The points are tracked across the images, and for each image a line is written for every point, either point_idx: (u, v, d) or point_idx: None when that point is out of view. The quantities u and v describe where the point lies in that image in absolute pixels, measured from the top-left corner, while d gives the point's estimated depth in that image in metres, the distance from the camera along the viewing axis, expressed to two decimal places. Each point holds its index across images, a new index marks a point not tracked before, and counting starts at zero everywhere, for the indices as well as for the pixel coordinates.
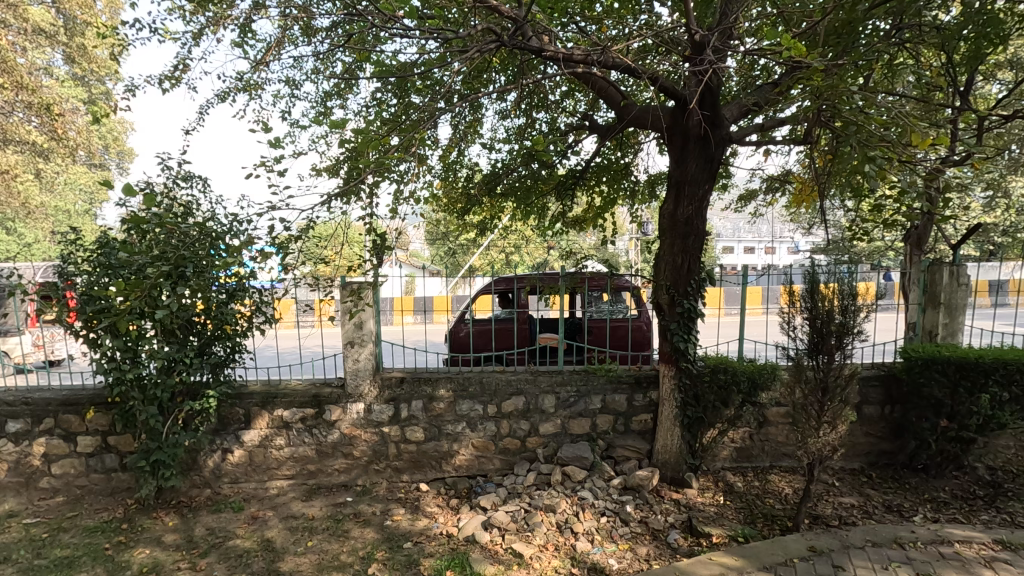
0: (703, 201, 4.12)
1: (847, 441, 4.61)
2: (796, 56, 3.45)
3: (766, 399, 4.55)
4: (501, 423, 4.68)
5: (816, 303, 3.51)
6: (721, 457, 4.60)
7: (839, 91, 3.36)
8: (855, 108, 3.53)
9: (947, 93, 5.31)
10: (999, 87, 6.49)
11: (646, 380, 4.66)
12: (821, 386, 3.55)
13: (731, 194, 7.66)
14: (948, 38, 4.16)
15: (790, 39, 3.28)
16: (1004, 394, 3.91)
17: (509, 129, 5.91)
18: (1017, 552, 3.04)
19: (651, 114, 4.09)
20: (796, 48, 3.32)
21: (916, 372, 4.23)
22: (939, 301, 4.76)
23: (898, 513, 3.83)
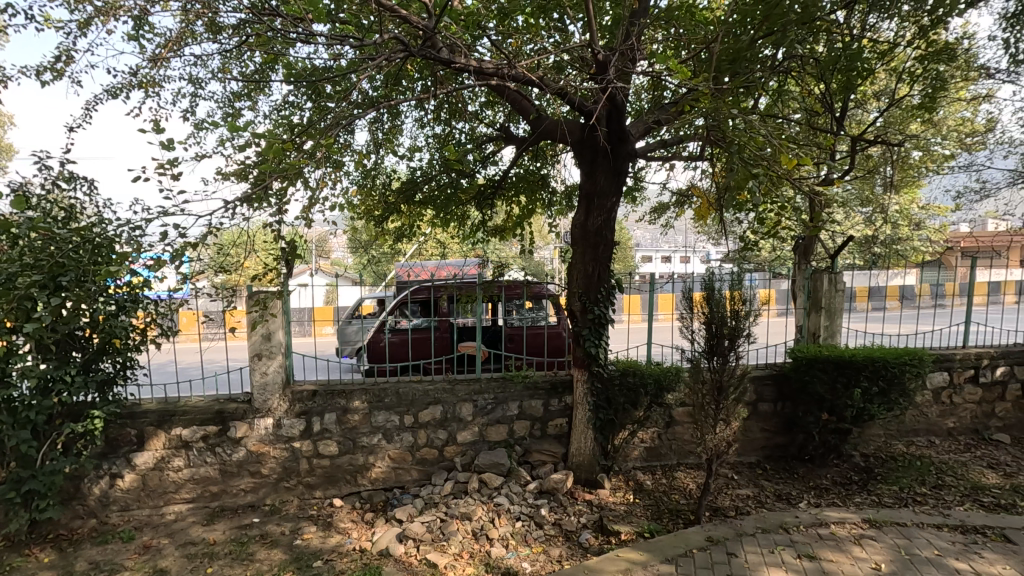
0: (612, 212, 4.33)
1: (745, 437, 4.97)
2: (688, 79, 3.72)
3: (672, 400, 4.81)
4: (419, 433, 4.63)
5: (712, 308, 3.77)
6: (633, 457, 4.81)
7: (724, 114, 3.64)
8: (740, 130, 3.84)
9: (827, 119, 5.89)
10: (872, 115, 7.28)
11: (562, 385, 4.78)
12: (717, 386, 3.81)
13: (645, 206, 8.05)
14: (823, 70, 4.64)
15: (678, 63, 3.54)
16: (873, 388, 4.37)
17: (428, 137, 5.90)
18: (882, 529, 3.40)
19: (561, 128, 4.26)
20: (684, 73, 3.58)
21: (802, 370, 4.64)
22: (821, 306, 5.26)
23: (786, 501, 4.17)
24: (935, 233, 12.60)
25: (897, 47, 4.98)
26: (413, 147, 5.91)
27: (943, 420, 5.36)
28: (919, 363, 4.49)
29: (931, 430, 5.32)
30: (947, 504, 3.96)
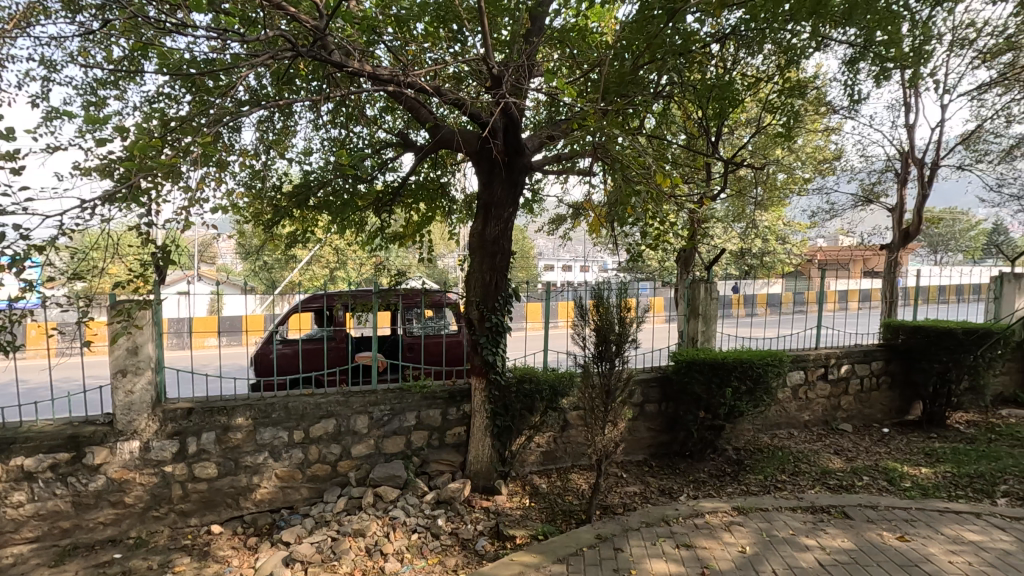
0: (508, 222, 4.43)
1: (633, 437, 5.26)
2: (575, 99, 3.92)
3: (567, 404, 4.97)
4: (309, 449, 4.40)
5: (600, 316, 3.98)
6: (529, 462, 4.92)
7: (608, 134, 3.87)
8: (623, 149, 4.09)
9: (705, 141, 6.43)
10: (744, 139, 8.06)
11: (460, 394, 4.77)
12: (605, 389, 4.01)
13: (544, 217, 8.28)
14: (699, 97, 5.08)
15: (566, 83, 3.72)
16: (742, 387, 4.82)
17: (323, 139, 5.67)
18: (748, 515, 3.76)
19: (458, 138, 4.29)
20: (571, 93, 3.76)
21: (683, 372, 5.00)
22: (698, 312, 5.71)
23: (669, 495, 4.47)
24: (796, 247, 14.24)
25: (762, 81, 5.57)
26: (307, 150, 5.65)
27: (799, 413, 6.05)
28: (779, 363, 5.03)
29: (790, 422, 5.97)
30: (801, 488, 4.46)
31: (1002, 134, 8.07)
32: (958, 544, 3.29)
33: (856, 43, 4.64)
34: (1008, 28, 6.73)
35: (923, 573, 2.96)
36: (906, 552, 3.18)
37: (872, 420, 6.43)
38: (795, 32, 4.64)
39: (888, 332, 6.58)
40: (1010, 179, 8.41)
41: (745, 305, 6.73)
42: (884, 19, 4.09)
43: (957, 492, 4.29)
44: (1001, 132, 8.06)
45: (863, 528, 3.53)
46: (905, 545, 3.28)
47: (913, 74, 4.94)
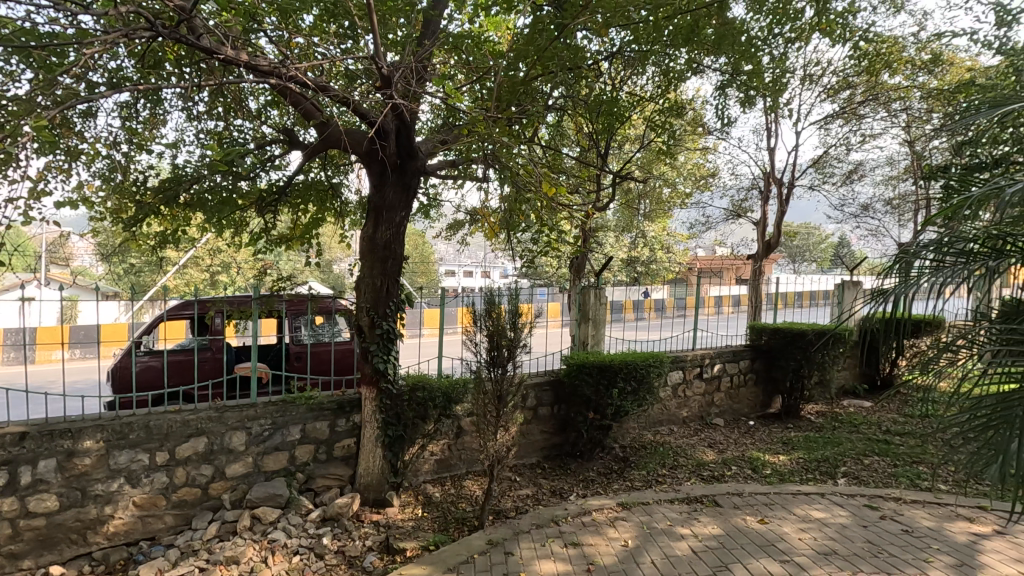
0: (401, 226, 4.33)
1: (527, 440, 5.35)
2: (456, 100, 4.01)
3: (461, 411, 4.93)
4: (175, 472, 3.98)
5: (492, 322, 4.01)
6: (423, 471, 4.82)
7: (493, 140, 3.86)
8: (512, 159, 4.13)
9: (596, 154, 6.73)
10: (632, 154, 8.56)
11: (349, 404, 4.56)
12: (497, 395, 4.05)
13: (442, 223, 8.20)
14: (590, 111, 5.31)
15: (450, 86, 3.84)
16: (627, 387, 5.09)
17: (198, 132, 5.20)
18: (630, 510, 3.96)
19: (348, 138, 4.13)
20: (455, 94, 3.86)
21: (573, 375, 5.17)
22: (588, 317, 5.93)
23: (559, 495, 4.60)
24: (679, 256, 15.35)
25: (646, 100, 5.94)
26: (178, 142, 5.14)
27: (679, 410, 6.50)
28: (660, 364, 5.37)
29: (670, 420, 6.40)
30: (679, 481, 4.78)
31: (843, 160, 9.28)
32: (806, 522, 3.69)
33: (725, 71, 5.10)
34: (847, 68, 7.77)
35: (778, 551, 3.28)
36: (764, 534, 3.51)
37: (740, 414, 7.07)
38: (673, 57, 5.00)
39: (754, 334, 7.27)
40: (850, 200, 9.70)
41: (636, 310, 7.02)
42: (748, 51, 4.54)
43: (807, 475, 4.84)
44: (843, 159, 9.27)
45: (730, 514, 3.86)
46: (763, 527, 3.62)
47: (772, 103, 5.52)
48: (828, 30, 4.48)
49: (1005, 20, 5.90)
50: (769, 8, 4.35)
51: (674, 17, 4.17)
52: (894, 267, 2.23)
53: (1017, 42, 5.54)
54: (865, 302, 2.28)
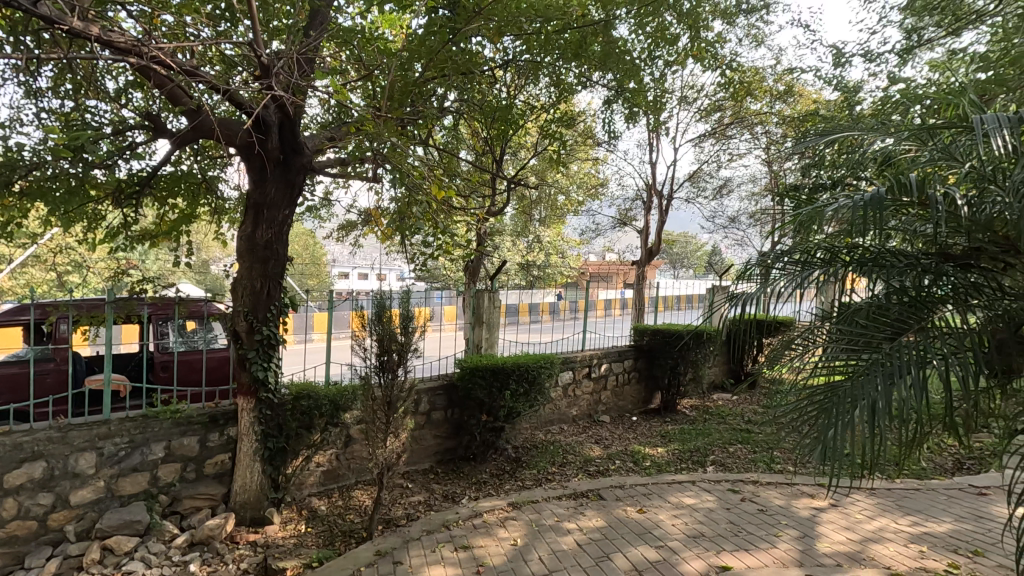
0: (284, 225, 4.08)
1: (420, 445, 5.27)
2: (343, 99, 3.88)
3: (350, 419, 4.74)
4: (3, 503, 3.42)
5: (381, 326, 3.91)
6: (308, 484, 4.56)
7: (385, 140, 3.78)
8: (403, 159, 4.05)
9: (491, 159, 6.82)
10: (526, 161, 8.79)
11: (224, 417, 4.20)
12: (387, 401, 3.95)
13: (333, 222, 7.86)
14: (486, 116, 5.38)
15: (336, 83, 3.71)
16: (518, 389, 5.21)
17: (39, 111, 4.54)
18: (520, 509, 4.05)
19: (224, 128, 3.81)
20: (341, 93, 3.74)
21: (467, 378, 5.18)
22: (482, 320, 5.98)
23: (452, 499, 4.58)
24: (572, 261, 15.99)
25: (539, 109, 6.13)
26: (13, 121, 4.44)
27: (568, 409, 6.76)
28: (551, 365, 5.56)
29: (560, 419, 6.64)
30: (567, 478, 4.97)
31: (714, 176, 10.21)
32: (679, 508, 4.00)
33: (611, 87, 5.40)
34: (717, 93, 8.57)
35: (654, 537, 3.52)
36: (642, 523, 3.75)
37: (624, 411, 7.50)
38: (564, 70, 5.21)
39: (637, 335, 7.75)
40: (720, 213, 10.69)
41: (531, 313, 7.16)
42: (631, 70, 4.85)
43: (681, 465, 5.25)
44: (714, 175, 10.20)
45: (612, 506, 4.07)
46: (642, 516, 3.87)
47: (654, 120, 5.95)
48: (700, 57, 4.92)
49: (840, 61, 6.82)
50: (650, 32, 4.68)
51: (564, 31, 4.35)
52: (755, 272, 2.48)
53: (849, 81, 6.45)
54: (727, 307, 2.50)
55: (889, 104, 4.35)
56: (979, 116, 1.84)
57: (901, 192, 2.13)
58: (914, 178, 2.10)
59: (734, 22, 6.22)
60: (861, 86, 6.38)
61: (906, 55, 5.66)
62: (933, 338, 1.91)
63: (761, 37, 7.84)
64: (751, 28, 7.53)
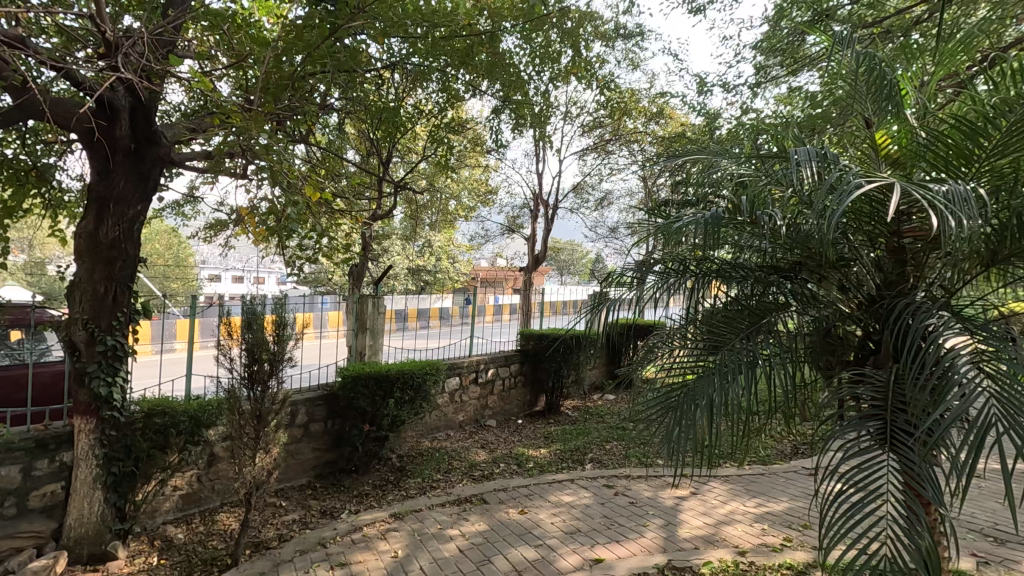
0: (134, 223, 3.65)
1: (296, 460, 4.96)
2: (207, 88, 3.55)
3: (214, 436, 4.34)
4: None
5: (253, 333, 3.67)
6: (163, 511, 4.10)
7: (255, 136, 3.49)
8: (276, 157, 3.78)
9: (378, 161, 6.65)
10: (414, 164, 8.69)
11: (56, 441, 3.66)
12: (256, 415, 3.67)
13: (199, 221, 7.19)
14: (372, 117, 5.24)
15: (196, 70, 3.37)
16: (402, 396, 5.11)
17: None
18: (402, 519, 3.96)
19: (59, 109, 3.33)
20: (203, 82, 3.41)
21: (348, 387, 4.98)
22: (366, 327, 5.87)
23: (330, 515, 4.37)
24: (462, 266, 16.06)
25: (427, 113, 6.09)
26: None
27: (454, 415, 6.75)
28: (436, 371, 5.52)
29: (446, 425, 6.60)
30: (452, 484, 4.95)
31: (596, 188, 10.81)
32: (558, 506, 4.16)
33: (498, 97, 5.52)
34: (598, 111, 9.10)
35: (533, 537, 3.63)
36: (523, 523, 3.85)
37: (510, 414, 7.63)
38: (452, 76, 5.22)
39: (523, 339, 7.95)
40: (600, 223, 11.33)
41: (419, 318, 7.08)
42: (517, 83, 4.99)
43: (562, 464, 5.46)
44: (596, 187, 10.80)
45: (495, 509, 4.13)
46: (523, 517, 3.96)
47: (539, 132, 6.16)
48: (581, 75, 5.20)
49: (703, 90, 7.56)
50: (535, 47, 4.87)
51: (450, 38, 4.35)
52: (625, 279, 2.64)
53: (710, 108, 7.17)
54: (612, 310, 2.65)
55: (740, 132, 4.89)
56: (794, 148, 2.07)
57: (737, 211, 2.40)
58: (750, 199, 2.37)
59: (611, 45, 6.66)
60: (720, 113, 7.11)
61: (756, 89, 6.42)
62: (762, 342, 2.18)
63: (636, 62, 8.46)
64: (628, 52, 8.11)
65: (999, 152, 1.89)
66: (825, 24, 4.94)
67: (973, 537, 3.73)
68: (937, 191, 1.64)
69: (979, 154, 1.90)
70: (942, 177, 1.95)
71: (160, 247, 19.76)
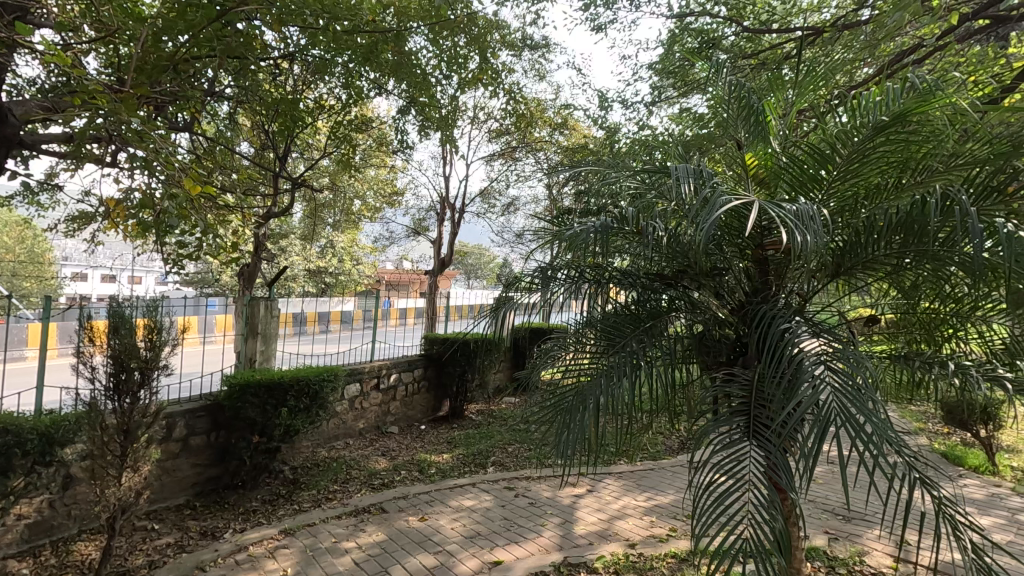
0: None
1: (173, 477, 4.53)
2: (67, 63, 3.15)
3: (72, 455, 3.85)
4: None
5: (120, 339, 3.30)
6: (3, 544, 3.56)
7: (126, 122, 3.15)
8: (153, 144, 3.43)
9: (274, 156, 6.28)
10: (314, 162, 8.32)
11: None
12: (122, 429, 3.31)
13: (59, 213, 6.38)
14: (267, 109, 4.94)
15: (52, 41, 2.97)
16: (296, 405, 4.85)
17: None
18: (293, 535, 3.75)
19: None
20: (60, 55, 3.02)
21: (235, 397, 4.62)
22: (257, 331, 5.44)
23: (211, 535, 4.03)
24: (366, 268, 15.60)
25: (329, 109, 5.85)
26: None
27: (354, 423, 6.51)
28: (334, 378, 5.29)
29: (345, 433, 6.35)
30: (349, 494, 4.76)
31: (502, 194, 10.97)
32: (459, 511, 4.14)
33: (404, 97, 5.42)
34: (505, 118, 9.25)
35: (433, 543, 3.58)
36: (422, 530, 3.79)
37: (413, 420, 7.49)
38: (356, 72, 5.04)
39: (427, 344, 7.85)
40: (507, 229, 11.48)
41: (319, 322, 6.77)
42: (423, 84, 4.93)
43: (464, 469, 5.45)
44: (502, 193, 10.96)
45: (394, 518, 4.03)
46: (423, 524, 3.90)
47: (446, 135, 6.14)
48: (488, 82, 5.26)
49: (604, 105, 7.94)
50: (443, 50, 4.86)
51: (354, 33, 4.20)
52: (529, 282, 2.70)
53: (610, 122, 7.54)
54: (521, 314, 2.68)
55: (635, 147, 5.19)
56: (674, 165, 2.24)
57: (623, 221, 2.53)
58: (639, 210, 2.52)
59: (518, 55, 6.80)
60: (619, 128, 7.50)
61: (652, 107, 6.85)
62: (647, 346, 2.33)
63: (542, 73, 8.71)
64: (534, 63, 8.33)
65: (841, 178, 2.18)
66: (710, 53, 5.40)
67: (827, 516, 4.20)
68: (793, 208, 1.85)
69: (828, 178, 2.17)
70: (798, 198, 2.20)
71: (10, 240, 17.29)
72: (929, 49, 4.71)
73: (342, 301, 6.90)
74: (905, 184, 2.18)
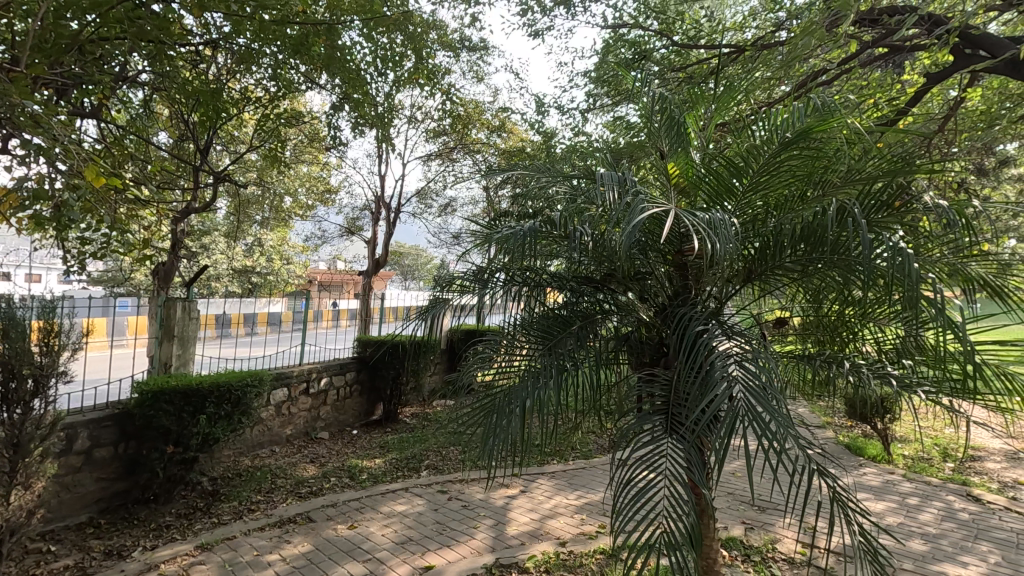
0: None
1: (74, 493, 4.16)
2: None
3: None
4: None
5: (9, 344, 2.99)
6: None
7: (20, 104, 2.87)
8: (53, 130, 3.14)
9: (194, 147, 5.91)
10: (240, 156, 7.91)
11: None
12: (12, 443, 3.01)
13: None
14: (187, 97, 4.65)
15: None
16: (215, 412, 4.58)
17: None
18: (211, 550, 3.54)
19: None
20: None
21: (146, 405, 4.31)
22: (173, 334, 5.14)
23: (117, 555, 3.73)
24: (297, 268, 15.02)
25: (256, 100, 5.58)
26: None
27: (280, 429, 6.23)
28: (258, 383, 5.04)
29: (269, 440, 6.06)
30: (273, 505, 4.56)
31: (439, 195, 10.86)
32: (390, 517, 4.06)
33: (336, 92, 5.26)
34: (442, 119, 9.18)
35: (362, 551, 3.49)
36: (351, 538, 3.68)
37: (345, 425, 7.27)
38: (285, 64, 4.84)
39: (360, 346, 7.64)
40: (443, 230, 11.39)
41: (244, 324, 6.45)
42: (356, 80, 4.79)
43: (397, 474, 5.34)
44: (439, 194, 10.86)
45: (321, 527, 3.89)
46: (352, 532, 3.79)
47: (380, 133, 6.01)
48: (424, 81, 5.20)
49: (541, 110, 8.05)
50: (378, 47, 4.76)
51: (283, 23, 4.04)
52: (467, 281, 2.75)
53: (547, 127, 7.66)
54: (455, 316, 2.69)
55: (570, 152, 5.30)
56: (599, 171, 2.30)
57: (552, 225, 2.59)
58: (570, 214, 2.58)
59: (456, 56, 6.77)
60: (555, 133, 7.63)
61: (587, 114, 7.02)
62: (575, 348, 2.39)
63: (480, 75, 8.72)
64: (472, 64, 8.32)
65: (754, 189, 2.32)
66: (642, 64, 5.60)
67: (744, 507, 4.45)
68: (707, 217, 1.96)
69: (742, 188, 2.31)
70: (715, 207, 2.33)
71: None
72: (836, 72, 5.10)
73: (270, 302, 6.60)
74: (809, 196, 2.35)
